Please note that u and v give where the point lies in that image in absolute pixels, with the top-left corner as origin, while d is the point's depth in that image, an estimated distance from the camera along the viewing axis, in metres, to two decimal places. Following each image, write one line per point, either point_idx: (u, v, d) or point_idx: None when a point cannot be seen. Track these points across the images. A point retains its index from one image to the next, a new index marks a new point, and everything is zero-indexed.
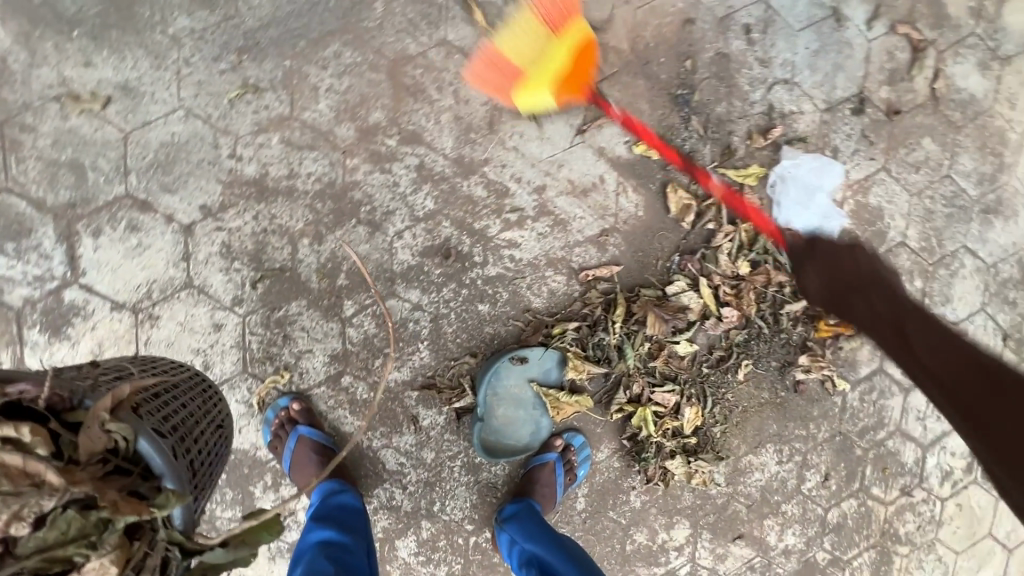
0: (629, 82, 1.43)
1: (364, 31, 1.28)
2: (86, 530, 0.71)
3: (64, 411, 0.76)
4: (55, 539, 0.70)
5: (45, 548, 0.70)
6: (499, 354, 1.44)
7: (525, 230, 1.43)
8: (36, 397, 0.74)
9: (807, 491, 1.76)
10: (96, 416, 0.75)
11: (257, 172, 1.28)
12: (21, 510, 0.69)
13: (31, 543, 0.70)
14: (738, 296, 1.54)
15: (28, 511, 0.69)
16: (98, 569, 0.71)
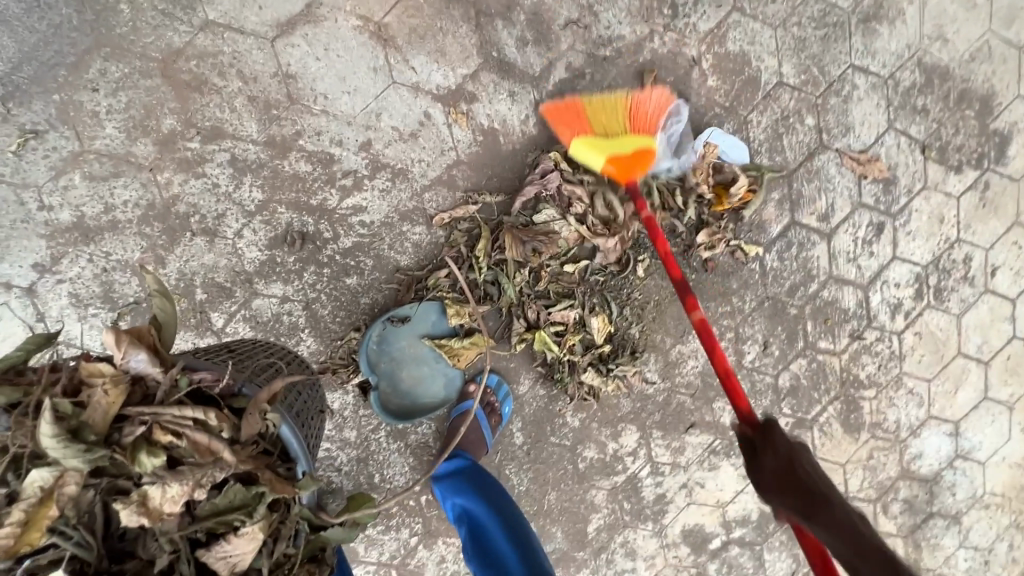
0: (423, 3, 1.32)
1: (122, 39, 1.22)
2: (247, 500, 0.78)
3: (228, 399, 0.81)
4: (226, 505, 0.78)
5: (215, 512, 0.78)
6: (378, 322, 1.42)
7: (366, 192, 1.38)
8: (213, 385, 0.79)
9: (750, 363, 1.71)
10: (259, 405, 0.79)
11: (74, 217, 1.27)
12: (202, 478, 0.75)
13: (205, 507, 0.78)
14: (609, 219, 1.48)
15: (207, 479, 0.75)
16: (250, 538, 0.77)
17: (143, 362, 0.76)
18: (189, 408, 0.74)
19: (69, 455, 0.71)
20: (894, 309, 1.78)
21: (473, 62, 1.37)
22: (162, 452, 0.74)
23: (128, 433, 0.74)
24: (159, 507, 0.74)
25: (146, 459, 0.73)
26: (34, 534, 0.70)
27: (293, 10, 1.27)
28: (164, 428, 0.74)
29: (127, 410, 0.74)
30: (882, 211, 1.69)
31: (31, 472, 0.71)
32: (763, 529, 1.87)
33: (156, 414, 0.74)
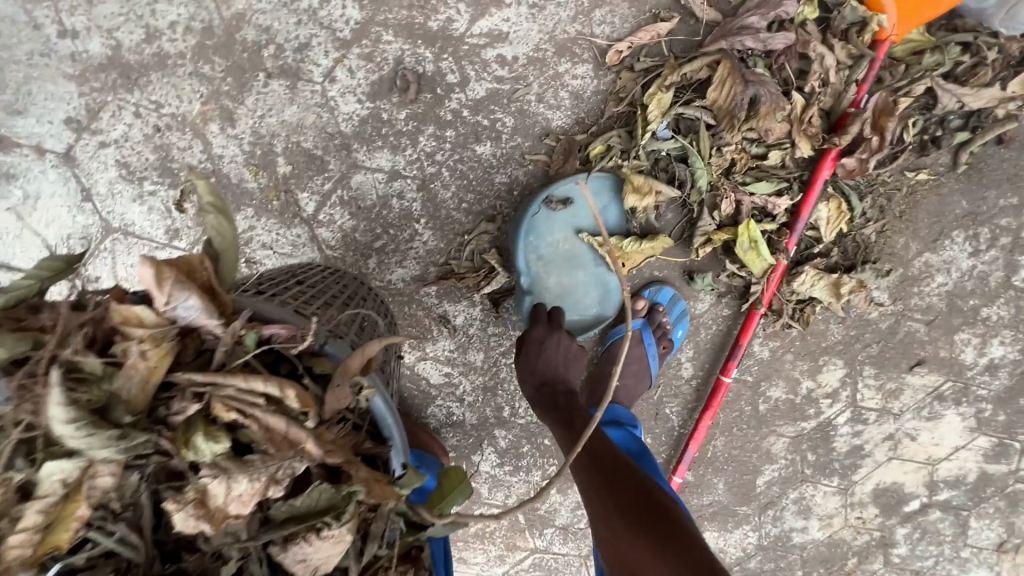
0: None
1: None
2: (335, 500, 0.50)
3: (304, 364, 0.51)
4: (306, 506, 0.50)
5: (293, 516, 0.50)
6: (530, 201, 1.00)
7: (508, 10, 0.93)
8: (291, 347, 0.50)
9: (1023, 282, 1.21)
10: (349, 374, 0.50)
11: (109, 49, 0.90)
12: (277, 472, 0.47)
13: (280, 508, 0.50)
14: (861, 78, 0.94)
15: (284, 474, 0.47)
16: (337, 543, 0.49)
17: (194, 310, 0.47)
18: (258, 379, 0.46)
19: (97, 445, 0.43)
20: None
21: None
22: (227, 435, 0.47)
23: (177, 410, 0.46)
24: (222, 510, 0.46)
25: (207, 445, 0.46)
26: (60, 534, 0.44)
27: None
28: (227, 404, 0.46)
29: (175, 378, 0.46)
30: None
31: (47, 463, 0.43)
32: (977, 493, 1.47)
33: (218, 384, 0.46)
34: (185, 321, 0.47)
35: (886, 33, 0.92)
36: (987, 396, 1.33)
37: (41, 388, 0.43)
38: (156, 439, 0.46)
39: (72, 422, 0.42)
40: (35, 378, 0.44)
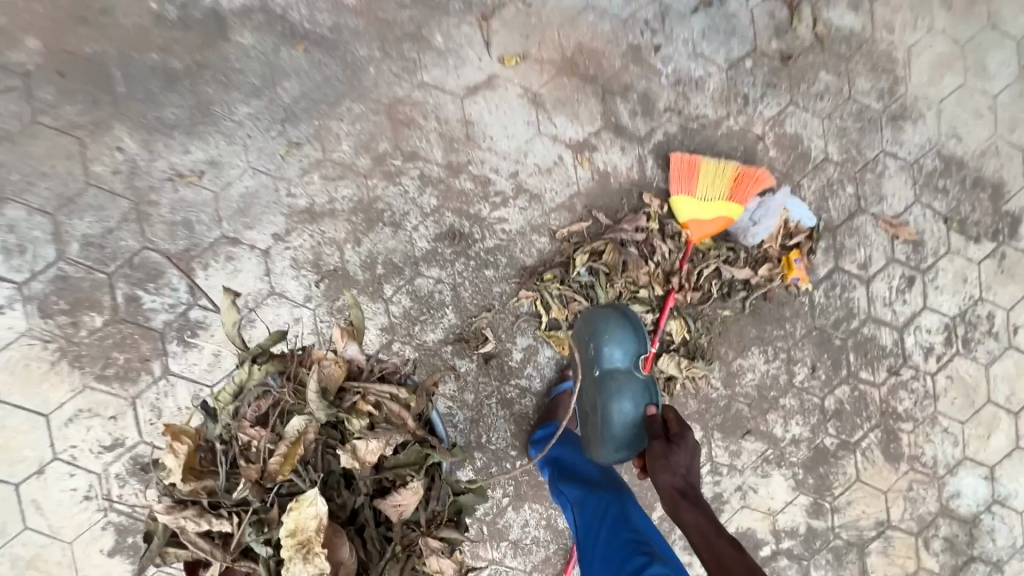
0: (566, 82, 1.88)
1: (365, 88, 1.79)
2: (416, 458, 1.24)
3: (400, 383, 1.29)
4: (403, 460, 1.23)
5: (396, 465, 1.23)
6: (597, 326, 1.61)
7: (510, 207, 1.86)
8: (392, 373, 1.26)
9: (800, 383, 2.02)
10: (426, 390, 1.26)
11: (307, 203, 1.77)
12: (390, 439, 1.17)
13: (391, 460, 1.24)
14: (682, 257, 1.88)
15: (393, 439, 1.17)
16: (415, 489, 1.21)
17: (355, 350, 1.21)
18: (387, 386, 1.19)
19: (319, 407, 1.13)
20: (926, 351, 2.08)
21: (597, 124, 1.89)
22: (366, 416, 1.17)
23: (347, 399, 1.18)
24: (363, 455, 1.15)
25: (360, 416, 1.16)
26: (291, 460, 1.12)
27: (479, 80, 1.83)
28: (369, 399, 1.19)
29: (348, 383, 1.17)
30: (913, 267, 2.06)
31: (295, 419, 1.13)
32: (810, 544, 2.05)
33: (364, 390, 1.18)
34: (352, 354, 1.21)
35: (691, 238, 1.88)
36: (798, 462, 2.03)
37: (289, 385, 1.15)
38: (340, 412, 1.17)
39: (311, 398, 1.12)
40: (290, 376, 1.17)
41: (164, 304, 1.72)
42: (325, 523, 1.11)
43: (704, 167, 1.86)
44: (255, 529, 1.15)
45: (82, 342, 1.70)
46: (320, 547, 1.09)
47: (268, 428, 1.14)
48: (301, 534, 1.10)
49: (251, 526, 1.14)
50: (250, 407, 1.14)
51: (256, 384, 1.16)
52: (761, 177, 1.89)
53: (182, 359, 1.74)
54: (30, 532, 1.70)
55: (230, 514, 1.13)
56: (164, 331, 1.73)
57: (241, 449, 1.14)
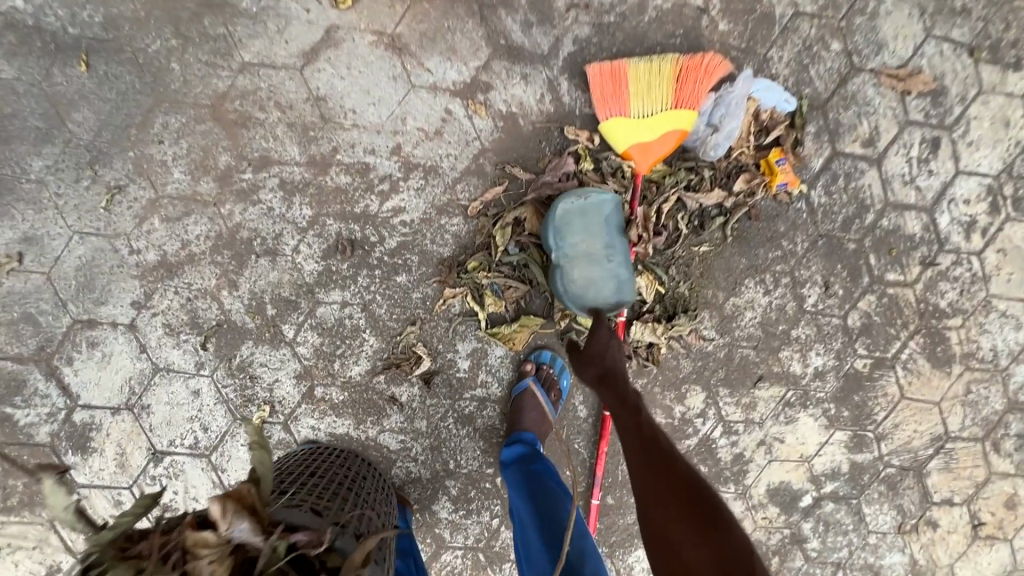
0: (427, 8, 1.41)
1: (176, 92, 1.38)
2: None
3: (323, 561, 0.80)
4: None
5: None
6: (613, 217, 1.45)
7: (403, 193, 1.47)
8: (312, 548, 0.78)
9: (813, 307, 1.64)
10: (355, 567, 0.78)
11: (158, 255, 1.44)
12: None
13: None
14: (631, 198, 1.49)
15: None
16: None
17: (245, 530, 0.76)
18: None
19: None
20: (967, 227, 1.65)
21: (483, 53, 1.44)
22: None
23: None
24: None
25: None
26: None
27: (314, 38, 1.39)
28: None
29: None
30: (935, 126, 1.58)
31: None
32: (857, 481, 1.77)
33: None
34: (237, 537, 0.75)
35: (640, 171, 1.47)
36: (827, 397, 1.70)
37: None
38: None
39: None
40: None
41: (40, 413, 1.47)
42: None
43: (631, 74, 1.40)
44: None
45: None
46: None
47: None
48: None
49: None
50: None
51: None
52: (715, 66, 1.42)
53: (85, 467, 1.51)
54: None
55: None
56: (54, 443, 1.49)
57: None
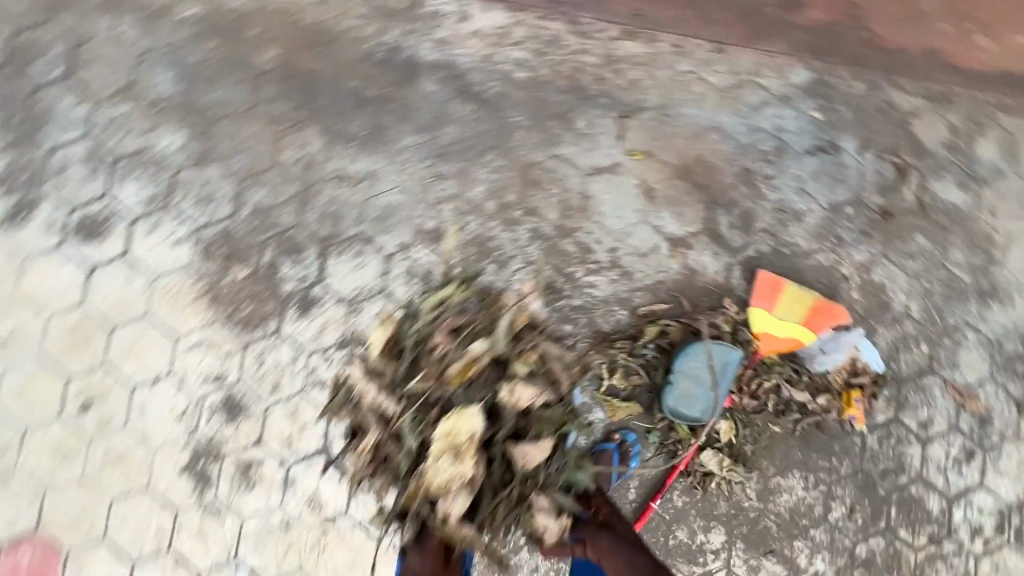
0: (678, 184, 2.11)
1: (508, 147, 2.10)
2: (548, 414, 1.81)
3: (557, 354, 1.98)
4: (545, 415, 1.81)
5: (536, 416, 1.79)
6: (712, 352, 2.02)
7: (601, 276, 2.08)
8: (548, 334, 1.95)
9: (834, 520, 2.03)
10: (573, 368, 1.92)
11: (435, 227, 2.09)
12: (540, 389, 1.78)
13: (536, 411, 1.79)
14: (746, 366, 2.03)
15: (543, 390, 1.78)
16: (542, 445, 1.76)
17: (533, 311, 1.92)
18: (546, 349, 1.84)
19: (499, 343, 1.79)
20: (974, 530, 2.03)
21: (697, 226, 2.10)
22: (525, 366, 1.80)
23: (519, 346, 1.83)
24: (520, 390, 1.75)
25: (526, 365, 1.80)
26: (469, 370, 1.75)
27: (604, 163, 2.10)
28: (534, 354, 1.83)
29: (522, 332, 1.84)
30: (975, 441, 2.05)
31: (478, 343, 1.77)
32: None
33: (534, 342, 1.85)
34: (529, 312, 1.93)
35: (760, 352, 2.04)
36: None
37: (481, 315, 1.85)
38: (511, 353, 1.82)
39: (497, 335, 1.80)
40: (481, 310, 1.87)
41: (297, 275, 2.06)
42: (472, 437, 1.69)
43: (782, 290, 2.02)
44: (415, 420, 1.73)
45: (226, 287, 2.05)
46: (463, 449, 1.67)
47: (456, 343, 1.78)
48: (454, 434, 1.68)
49: (408, 418, 1.73)
50: (450, 325, 1.81)
51: (456, 309, 1.86)
52: (838, 314, 2.00)
53: (295, 324, 2.06)
54: (127, 431, 2.01)
55: (406, 396, 1.75)
56: (290, 297, 2.06)
57: (431, 352, 1.78)
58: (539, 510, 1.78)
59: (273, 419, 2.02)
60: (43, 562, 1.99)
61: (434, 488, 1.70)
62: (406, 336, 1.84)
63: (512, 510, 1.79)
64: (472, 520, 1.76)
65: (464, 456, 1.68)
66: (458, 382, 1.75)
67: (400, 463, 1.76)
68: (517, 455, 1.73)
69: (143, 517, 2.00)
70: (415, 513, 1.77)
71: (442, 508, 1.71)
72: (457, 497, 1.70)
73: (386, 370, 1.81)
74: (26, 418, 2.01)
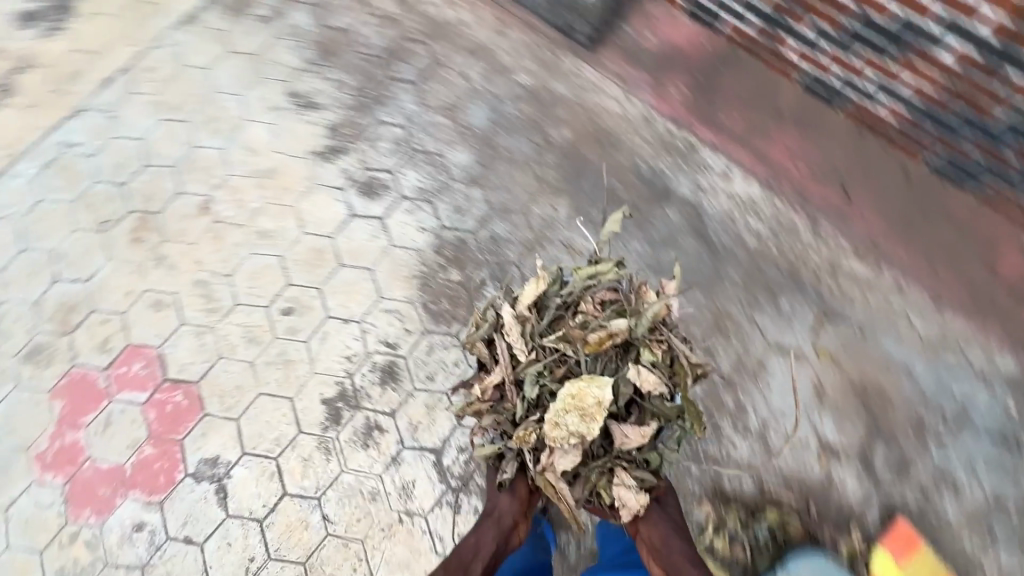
0: (851, 398, 2.21)
1: (714, 291, 2.34)
2: (661, 411, 1.69)
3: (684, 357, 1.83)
4: (658, 409, 1.69)
5: (648, 405, 1.69)
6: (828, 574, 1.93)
7: (744, 440, 2.17)
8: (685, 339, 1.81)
9: None
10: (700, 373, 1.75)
11: None
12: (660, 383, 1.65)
13: (650, 400, 1.68)
14: None
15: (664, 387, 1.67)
16: (645, 434, 1.64)
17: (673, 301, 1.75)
18: (679, 344, 1.68)
19: (637, 325, 1.66)
20: None
21: (854, 444, 2.16)
22: (652, 352, 1.67)
23: (654, 335, 1.69)
24: (646, 378, 1.64)
25: (655, 354, 1.67)
26: (602, 343, 1.64)
27: (791, 346, 2.27)
28: (666, 345, 1.69)
29: (661, 325, 1.69)
30: None
31: (618, 320, 1.64)
32: None
33: (666, 337, 1.69)
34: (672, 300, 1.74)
35: None
36: None
37: (625, 296, 1.72)
38: (644, 339, 1.68)
39: (639, 318, 1.66)
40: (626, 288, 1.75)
41: None
42: (596, 404, 1.58)
43: (918, 547, 2.02)
44: (532, 373, 1.68)
45: (438, 281, 2.40)
46: (583, 415, 1.58)
47: (595, 314, 1.69)
48: (575, 398, 1.60)
49: (534, 368, 1.68)
50: (603, 294, 1.71)
51: (604, 284, 1.73)
52: None
53: None
54: (304, 346, 2.33)
55: (532, 350, 1.69)
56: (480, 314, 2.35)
57: (575, 315, 1.71)
58: (624, 493, 1.67)
59: (416, 401, 2.25)
60: (188, 407, 2.27)
61: (546, 438, 1.63)
62: (553, 298, 1.74)
63: (602, 489, 1.70)
64: (568, 479, 1.67)
65: (586, 422, 1.58)
66: (591, 350, 1.65)
67: (515, 408, 1.70)
68: (615, 430, 1.65)
69: (275, 419, 2.25)
70: (518, 452, 1.72)
71: (546, 460, 1.65)
72: (564, 454, 1.62)
73: (526, 320, 1.71)
74: (243, 295, 2.40)
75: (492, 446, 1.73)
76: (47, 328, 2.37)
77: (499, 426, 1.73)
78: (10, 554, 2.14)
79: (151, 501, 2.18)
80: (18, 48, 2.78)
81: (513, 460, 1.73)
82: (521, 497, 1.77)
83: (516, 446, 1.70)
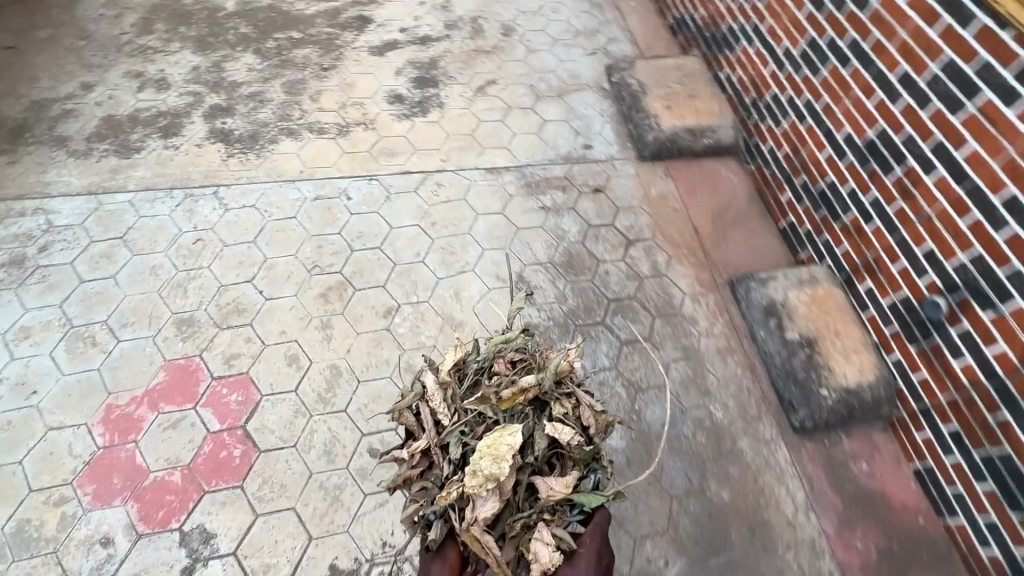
0: None
1: None
2: (575, 452, 1.76)
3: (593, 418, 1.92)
4: (573, 454, 1.75)
5: (566, 449, 1.76)
6: None
7: None
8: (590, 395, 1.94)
9: None
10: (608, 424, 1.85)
11: None
12: (571, 432, 1.75)
13: (569, 445, 1.75)
14: None
15: (576, 436, 1.76)
16: (562, 482, 1.69)
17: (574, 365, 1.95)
18: (582, 396, 1.84)
19: (542, 379, 1.82)
20: None
21: None
22: (564, 404, 1.82)
23: (562, 391, 1.85)
24: (558, 431, 1.75)
25: (565, 406, 1.81)
26: (509, 397, 1.79)
27: None
28: (571, 400, 1.84)
29: (568, 386, 1.86)
30: None
31: (525, 379, 1.81)
32: None
33: (574, 391, 1.85)
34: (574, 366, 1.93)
35: None
36: None
37: (530, 360, 1.92)
38: (552, 394, 1.83)
39: (544, 372, 1.83)
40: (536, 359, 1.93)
41: None
42: (511, 446, 1.65)
43: None
44: (457, 439, 1.75)
45: None
46: (499, 464, 1.62)
47: (504, 376, 1.86)
48: (493, 445, 1.66)
49: (456, 428, 1.77)
50: (511, 356, 1.93)
51: (512, 350, 1.95)
52: None
53: None
54: (361, 497, 2.19)
55: (453, 417, 1.79)
56: None
57: (491, 376, 1.89)
58: (540, 546, 1.58)
59: None
60: (235, 466, 2.22)
61: (465, 491, 1.63)
62: (471, 364, 1.94)
63: (524, 548, 1.61)
64: (495, 536, 1.63)
65: (502, 470, 1.62)
66: (504, 406, 1.79)
67: (441, 471, 1.73)
68: (539, 482, 1.69)
69: (283, 545, 2.08)
70: (444, 513, 1.68)
71: (469, 513, 1.61)
72: (485, 503, 1.62)
73: (448, 384, 1.86)
74: (355, 406, 2.39)
75: (416, 508, 1.69)
76: (211, 311, 2.58)
77: (426, 494, 1.72)
78: (13, 472, 2.15)
79: (136, 527, 2.08)
80: (376, 112, 3.42)
81: (437, 523, 1.67)
82: (452, 564, 1.63)
83: (441, 508, 1.67)
